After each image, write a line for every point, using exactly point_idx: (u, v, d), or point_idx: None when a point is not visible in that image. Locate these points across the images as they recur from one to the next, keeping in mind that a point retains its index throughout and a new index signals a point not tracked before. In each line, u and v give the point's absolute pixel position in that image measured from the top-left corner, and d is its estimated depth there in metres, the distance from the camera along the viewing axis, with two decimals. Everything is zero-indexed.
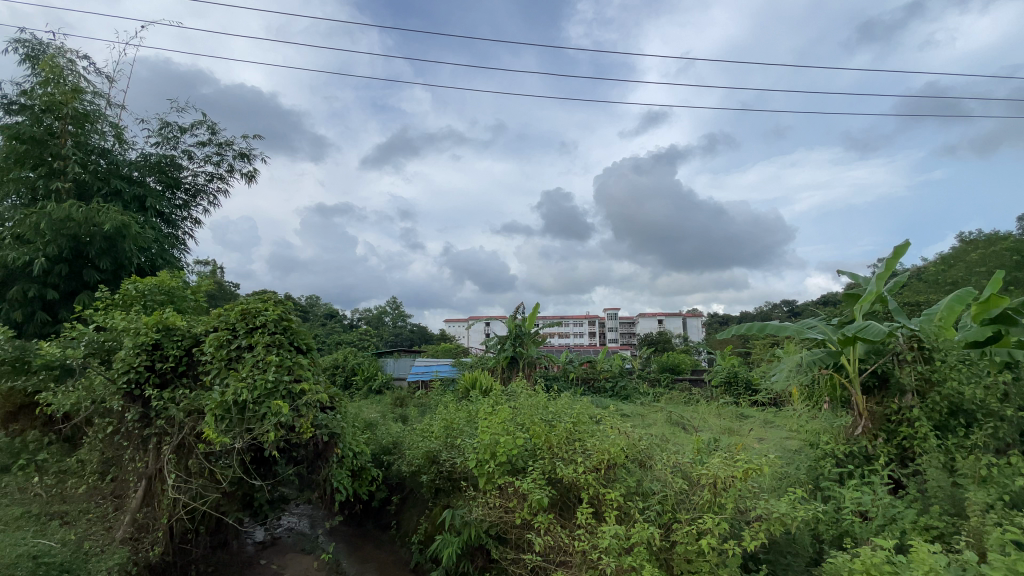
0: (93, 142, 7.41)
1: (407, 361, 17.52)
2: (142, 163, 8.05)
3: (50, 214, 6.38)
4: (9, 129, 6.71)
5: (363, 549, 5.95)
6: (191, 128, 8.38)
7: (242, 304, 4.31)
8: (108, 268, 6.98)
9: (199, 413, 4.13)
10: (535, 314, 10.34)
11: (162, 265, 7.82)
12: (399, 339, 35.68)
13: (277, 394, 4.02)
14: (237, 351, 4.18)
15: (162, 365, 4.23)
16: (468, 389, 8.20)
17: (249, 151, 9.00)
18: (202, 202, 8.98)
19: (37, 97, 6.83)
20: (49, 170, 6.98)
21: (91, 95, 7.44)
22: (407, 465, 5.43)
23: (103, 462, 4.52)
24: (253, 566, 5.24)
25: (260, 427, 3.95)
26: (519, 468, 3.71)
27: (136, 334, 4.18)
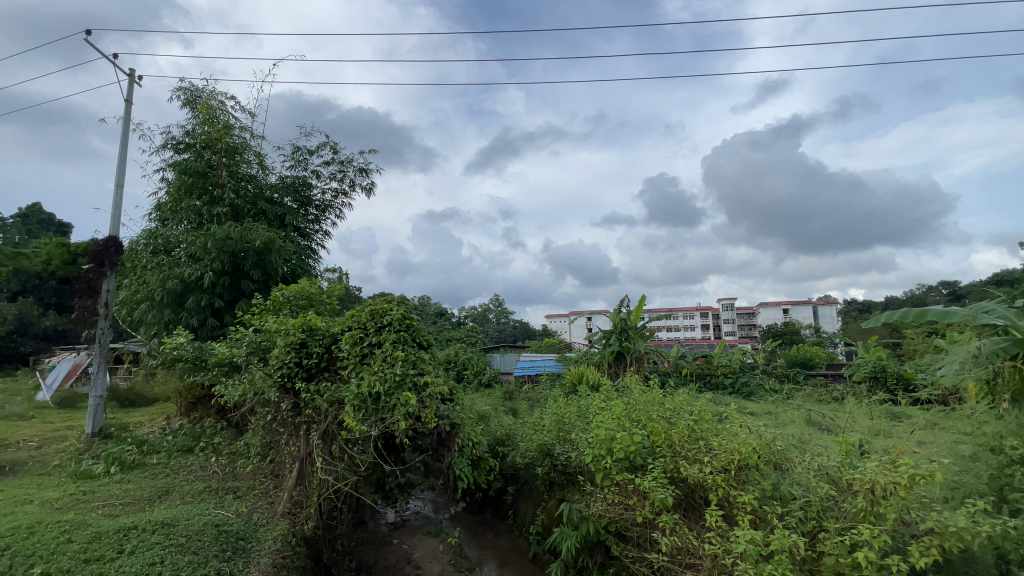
0: (243, 170, 8.60)
1: (513, 356, 17.93)
2: (281, 185, 9.17)
3: (214, 235, 7.53)
4: (180, 166, 8.02)
5: (483, 536, 6.26)
6: (317, 150, 9.36)
7: (370, 306, 4.74)
8: (259, 279, 8.09)
9: (341, 403, 4.59)
10: (642, 306, 10.00)
11: (301, 273, 8.87)
12: (503, 335, 36.70)
13: (405, 386, 4.35)
14: (369, 347, 4.58)
15: (308, 361, 4.77)
16: (576, 384, 8.16)
17: (367, 166, 9.82)
18: (330, 216, 9.98)
19: (198, 136, 8.08)
20: (211, 198, 8.24)
21: (238, 130, 8.64)
22: (522, 457, 5.54)
23: (265, 445, 5.21)
24: (387, 545, 5.72)
25: (392, 416, 4.30)
26: (638, 466, 3.62)
27: (287, 335, 4.78)
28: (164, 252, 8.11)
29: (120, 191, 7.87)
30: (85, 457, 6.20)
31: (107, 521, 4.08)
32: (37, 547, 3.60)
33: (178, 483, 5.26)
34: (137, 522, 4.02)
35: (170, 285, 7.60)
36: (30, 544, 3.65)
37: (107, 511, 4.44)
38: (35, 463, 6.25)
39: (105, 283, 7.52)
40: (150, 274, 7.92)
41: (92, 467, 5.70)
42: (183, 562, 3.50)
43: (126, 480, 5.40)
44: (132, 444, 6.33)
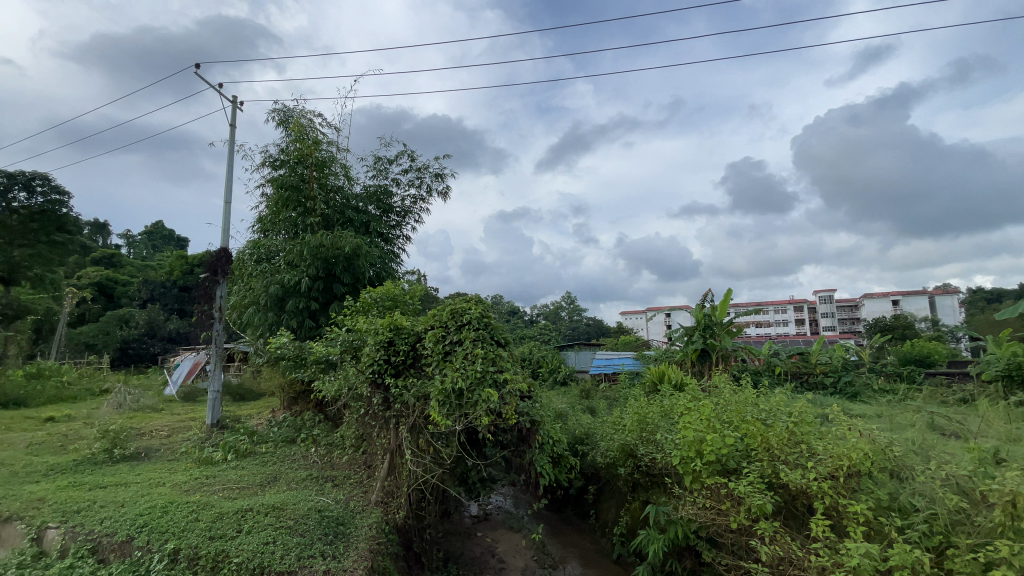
0: (331, 182, 9.25)
1: (589, 355, 17.71)
2: (365, 194, 9.74)
3: (309, 243, 8.20)
4: (278, 181, 8.79)
5: (565, 534, 6.26)
6: (396, 158, 9.83)
7: (451, 305, 4.90)
8: (349, 282, 8.66)
9: (426, 398, 4.80)
10: (727, 301, 9.46)
11: (385, 276, 9.38)
12: (577, 334, 36.38)
13: (486, 382, 4.45)
14: (450, 345, 4.74)
15: (396, 358, 5.03)
16: (657, 383, 7.89)
17: (443, 171, 10.15)
18: (409, 221, 10.45)
19: (291, 153, 8.80)
20: (304, 209, 8.95)
21: (326, 145, 9.29)
22: (603, 456, 5.47)
23: (358, 437, 5.56)
24: (472, 537, 5.88)
25: (474, 412, 4.41)
26: (731, 470, 3.45)
27: (376, 334, 5.07)
28: (266, 260, 8.91)
29: (229, 208, 8.77)
30: (206, 446, 6.97)
31: (226, 503, 4.56)
32: (171, 524, 4.09)
33: (284, 470, 5.78)
34: (252, 505, 4.45)
35: (273, 290, 8.36)
36: (166, 521, 4.16)
37: (226, 495, 4.96)
38: (167, 449, 7.13)
39: (219, 289, 8.41)
40: (255, 281, 8.75)
41: (213, 453, 6.40)
42: (292, 544, 3.83)
43: (240, 467, 6.00)
44: (244, 434, 7.03)
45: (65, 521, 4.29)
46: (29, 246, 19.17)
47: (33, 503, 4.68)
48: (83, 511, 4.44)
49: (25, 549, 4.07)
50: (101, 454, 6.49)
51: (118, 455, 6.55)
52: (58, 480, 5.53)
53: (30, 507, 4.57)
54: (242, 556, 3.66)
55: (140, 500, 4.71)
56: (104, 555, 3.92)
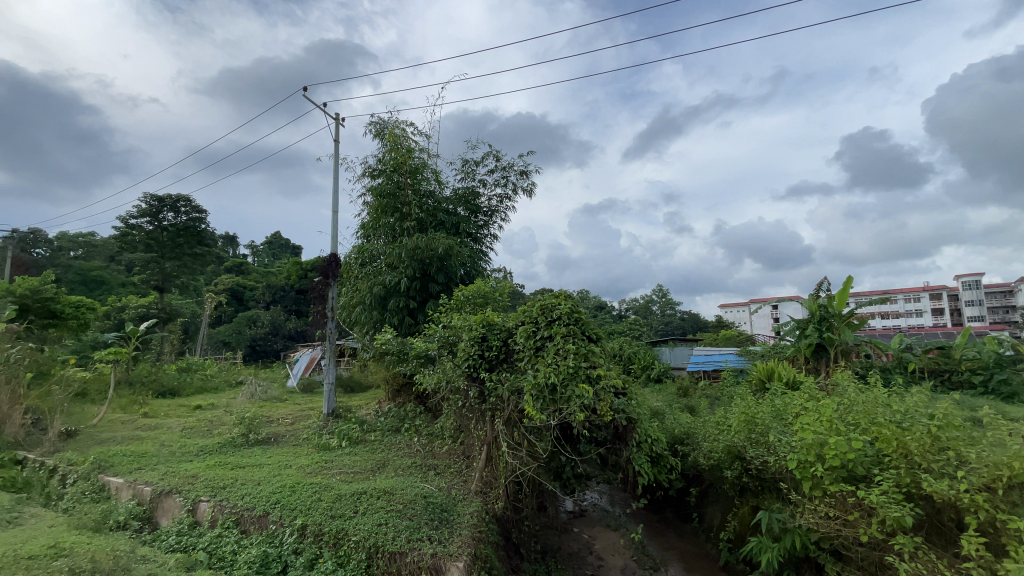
0: (423, 187, 9.73)
1: (685, 351, 16.88)
2: (454, 197, 10.14)
3: (406, 246, 8.73)
4: (377, 189, 9.43)
5: (665, 535, 6.05)
6: (482, 160, 10.09)
7: (541, 301, 4.93)
8: (443, 282, 9.08)
9: (520, 392, 4.88)
10: (846, 290, 8.53)
11: (476, 275, 9.70)
12: (669, 329, 34.82)
13: (578, 377, 4.40)
14: (542, 340, 4.77)
15: (489, 353, 5.15)
16: (764, 381, 7.33)
17: (528, 168, 10.24)
18: (497, 219, 10.68)
19: (387, 162, 9.38)
20: (401, 214, 9.51)
21: (418, 152, 9.78)
22: (705, 458, 5.20)
23: (456, 429, 5.81)
24: (569, 532, 5.89)
25: (568, 408, 4.42)
26: (859, 477, 3.12)
27: (470, 330, 5.25)
28: (368, 263, 9.62)
29: (336, 216, 9.57)
30: (324, 433, 7.70)
31: (343, 486, 5.00)
32: (298, 502, 4.57)
33: (391, 457, 6.21)
34: (365, 489, 4.85)
35: (376, 291, 9.01)
36: (293, 499, 4.65)
37: (343, 478, 5.45)
38: (291, 435, 7.97)
39: (330, 291, 9.21)
40: (360, 282, 9.49)
41: (330, 440, 7.04)
42: (402, 526, 4.12)
43: (353, 453, 6.54)
44: (355, 423, 7.65)
45: (213, 496, 4.95)
46: (176, 259, 22.37)
47: (189, 479, 5.47)
48: (227, 488, 5.11)
49: (184, 517, 4.78)
50: (239, 438, 7.42)
51: (252, 439, 7.45)
52: (207, 460, 6.41)
53: (187, 482, 5.35)
54: (360, 534, 4.00)
55: (272, 480, 5.32)
56: (245, 526, 4.48)
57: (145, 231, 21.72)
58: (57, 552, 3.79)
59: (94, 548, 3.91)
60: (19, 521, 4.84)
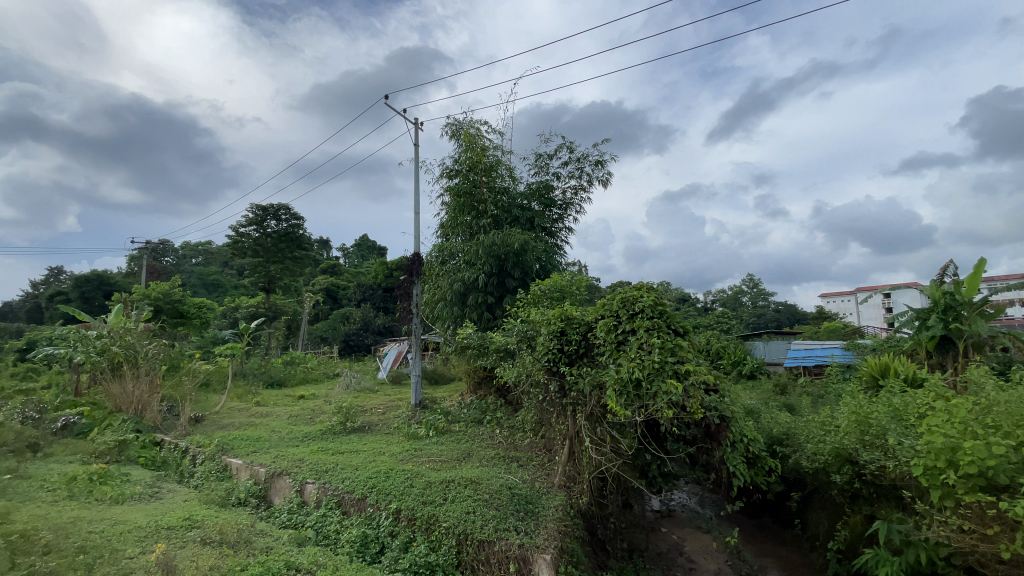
0: (498, 184, 9.84)
1: (781, 345, 15.67)
2: (528, 191, 10.16)
3: (484, 243, 8.90)
4: (454, 188, 9.69)
5: (763, 542, 5.66)
6: (556, 153, 10.00)
7: (622, 294, 4.77)
8: (519, 277, 9.17)
9: (602, 387, 4.76)
10: (979, 274, 7.42)
11: (552, 269, 9.66)
12: (762, 321, 32.45)
13: (664, 373, 4.22)
14: (624, 334, 4.62)
15: (568, 348, 5.07)
16: (877, 379, 6.59)
17: (603, 158, 10.00)
18: (572, 212, 10.55)
19: (463, 162, 9.60)
20: (477, 212, 9.70)
21: (492, 149, 9.90)
22: (809, 461, 4.79)
23: (537, 422, 5.83)
24: (656, 532, 5.69)
25: (654, 404, 4.26)
26: (1002, 487, 2.71)
27: (549, 324, 5.20)
28: (448, 261, 9.93)
29: (417, 217, 9.97)
30: (412, 422, 8.08)
31: (432, 473, 5.22)
32: (392, 488, 4.83)
33: (475, 448, 6.39)
34: (453, 477, 5.02)
35: (456, 287, 9.29)
36: (388, 484, 4.93)
37: (432, 465, 5.70)
38: (383, 424, 8.47)
39: (414, 288, 9.62)
40: (441, 279, 9.82)
41: (418, 429, 7.37)
42: (489, 515, 4.21)
43: (440, 443, 6.81)
44: (440, 414, 7.95)
45: (317, 478, 5.37)
46: (280, 263, 24.72)
47: (296, 463, 5.99)
48: (329, 471, 5.53)
49: (294, 497, 5.25)
50: (337, 426, 8.01)
51: (349, 427, 8.00)
52: (311, 445, 7.00)
53: (294, 465, 5.86)
54: (449, 521, 4.15)
55: (368, 465, 5.68)
56: (346, 508, 4.81)
57: (252, 238, 24.06)
58: (191, 523, 4.31)
59: (220, 521, 4.41)
60: (160, 494, 5.61)
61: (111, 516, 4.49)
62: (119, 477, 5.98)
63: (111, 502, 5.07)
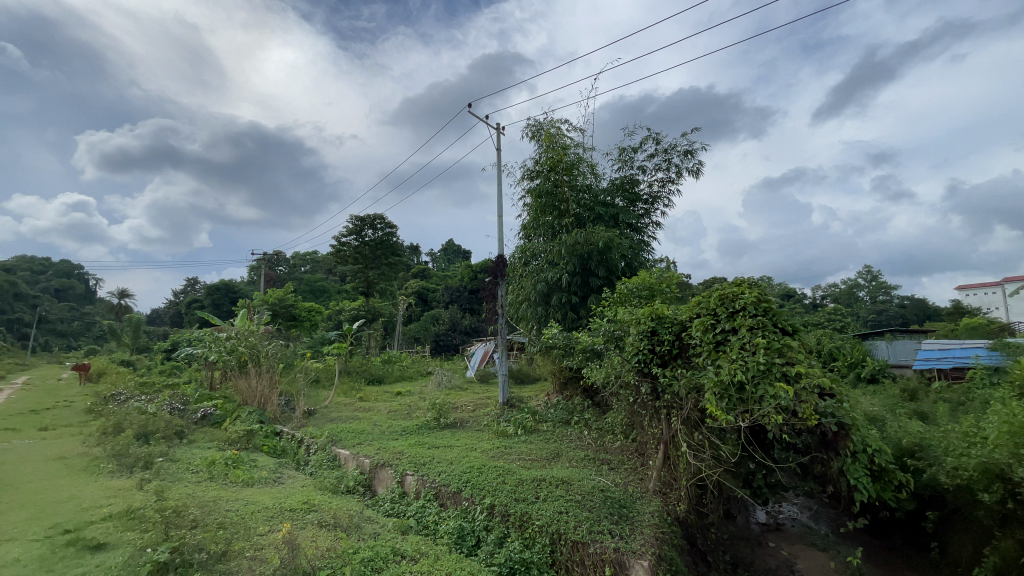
0: (581, 182, 9.73)
1: (908, 345, 13.86)
2: (612, 187, 9.95)
3: (567, 242, 8.86)
4: (536, 189, 9.74)
5: (892, 566, 5.00)
6: (640, 146, 9.69)
7: (720, 290, 4.47)
8: (604, 275, 9.01)
9: (699, 390, 4.50)
10: None
11: (639, 266, 9.37)
12: (882, 318, 28.92)
13: (771, 375, 3.91)
14: (723, 334, 4.34)
15: (661, 349, 4.85)
16: None
17: (692, 147, 9.51)
18: (659, 206, 10.17)
19: (544, 162, 9.61)
20: (559, 212, 9.66)
21: (573, 147, 9.82)
22: (947, 476, 4.19)
23: (628, 425, 5.67)
24: (763, 547, 5.25)
25: (760, 409, 3.95)
26: None
27: (638, 324, 5.00)
28: (531, 261, 10.01)
29: (500, 219, 10.16)
30: (501, 420, 8.24)
31: (523, 472, 5.28)
32: (485, 483, 4.96)
33: (564, 448, 6.37)
34: (544, 476, 5.05)
35: (539, 287, 9.32)
36: (481, 480, 5.07)
37: (523, 464, 5.78)
38: (474, 421, 8.74)
39: (499, 289, 9.80)
40: (525, 280, 9.91)
41: (507, 428, 7.49)
42: (583, 517, 4.17)
43: (529, 441, 6.87)
44: (528, 413, 8.02)
45: (415, 471, 5.66)
46: (377, 269, 26.46)
47: (396, 455, 6.36)
48: (426, 465, 5.80)
49: (396, 488, 5.58)
50: (432, 421, 8.39)
51: (443, 423, 8.35)
52: (408, 439, 7.40)
53: (395, 457, 6.24)
54: (543, 520, 4.17)
55: (462, 460, 5.89)
56: (443, 500, 5.03)
57: (352, 247, 25.98)
58: (309, 507, 4.75)
59: (333, 506, 4.82)
60: (282, 479, 6.25)
61: (244, 497, 5.09)
62: (249, 463, 6.76)
63: (243, 484, 5.75)
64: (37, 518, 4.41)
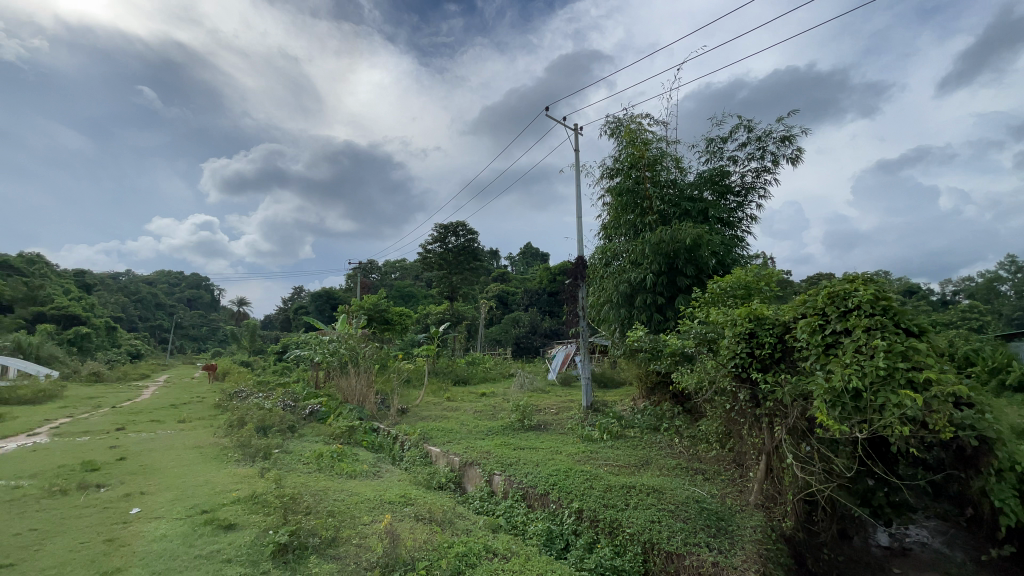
0: (665, 177, 9.38)
1: None
2: (700, 181, 9.46)
3: (650, 241, 8.56)
4: (617, 188, 9.54)
5: None
6: (730, 135, 9.13)
7: (829, 288, 4.08)
8: (693, 274, 8.58)
9: (807, 398, 4.11)
10: None
11: (732, 264, 8.80)
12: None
13: (893, 382, 3.50)
14: (834, 336, 3.94)
15: (761, 352, 4.51)
16: None
17: (790, 132, 8.79)
18: (753, 198, 9.50)
19: (625, 160, 9.40)
20: (642, 210, 9.37)
21: (656, 141, 9.49)
22: None
23: (724, 433, 5.35)
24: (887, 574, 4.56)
25: (881, 420, 3.53)
26: None
27: (734, 325, 4.69)
28: (612, 262, 9.75)
29: (580, 220, 10.06)
30: (586, 424, 8.14)
31: (611, 478, 5.17)
32: (573, 487, 4.92)
33: (654, 456, 6.16)
34: (634, 483, 4.90)
35: (623, 288, 9.11)
36: (568, 484, 5.05)
37: (611, 469, 5.66)
38: (558, 424, 8.72)
39: (580, 292, 9.70)
40: (607, 281, 9.71)
41: (592, 432, 7.37)
42: (677, 528, 4.00)
43: (616, 447, 6.70)
44: (614, 417, 7.86)
45: (502, 471, 5.76)
46: (460, 274, 27.37)
47: (483, 455, 6.51)
48: (513, 465, 5.88)
49: (484, 486, 5.71)
50: (516, 423, 8.49)
51: (527, 424, 8.42)
52: (494, 439, 7.56)
53: (482, 457, 6.39)
54: (634, 527, 4.06)
55: (548, 463, 5.90)
56: (531, 502, 5.06)
57: (437, 253, 27.18)
58: (406, 500, 5.02)
59: (428, 501, 5.04)
60: (381, 473, 6.66)
61: (348, 488, 5.50)
62: (351, 456, 7.29)
63: (347, 476, 6.22)
64: (181, 499, 5.10)
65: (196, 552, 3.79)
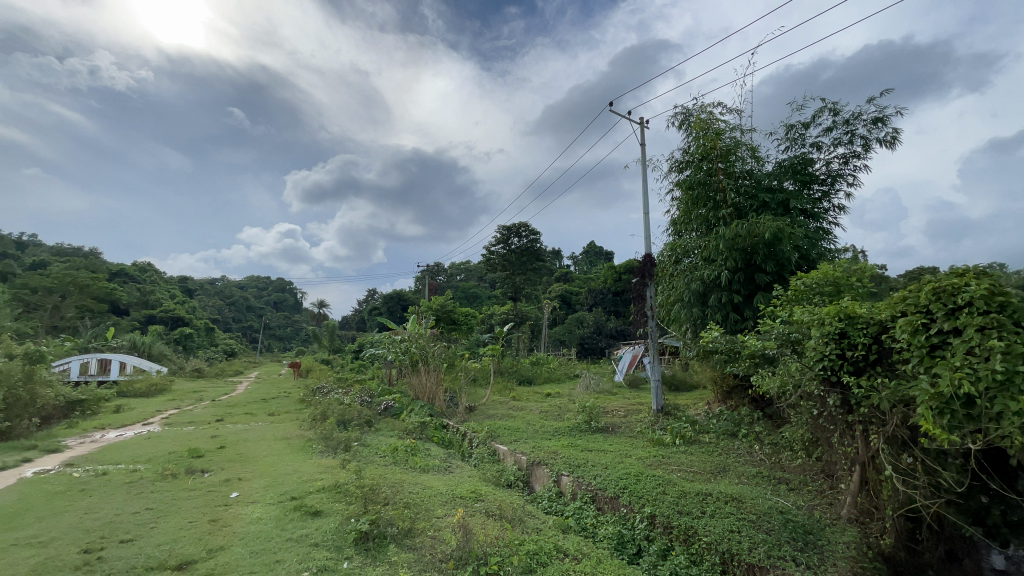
0: (740, 168, 8.89)
1: None
2: (779, 170, 8.87)
3: (724, 236, 8.15)
4: (687, 181, 9.17)
5: None
6: (813, 120, 8.48)
7: (933, 283, 3.67)
8: (772, 271, 8.08)
9: (909, 404, 3.73)
10: None
11: (817, 258, 8.25)
12: None
13: (1016, 388, 3.09)
14: (941, 336, 3.55)
15: (853, 354, 4.16)
16: None
17: (884, 113, 8.02)
18: (841, 186, 8.77)
19: (695, 152, 9.02)
20: (715, 203, 8.94)
21: (729, 131, 9.02)
22: None
23: (810, 441, 4.99)
24: None
25: (999, 430, 3.16)
26: None
27: (821, 325, 4.35)
28: (682, 260, 9.37)
29: (648, 217, 9.77)
30: (656, 428, 7.89)
31: (686, 484, 4.98)
32: (644, 492, 4.80)
33: (732, 463, 5.86)
34: (711, 491, 4.69)
35: (694, 287, 8.75)
36: (639, 488, 4.92)
37: (684, 475, 5.45)
38: (626, 427, 8.52)
39: (648, 291, 9.43)
40: (677, 279, 9.36)
41: (663, 436, 7.12)
42: (758, 539, 3.78)
43: (689, 452, 6.45)
44: (687, 422, 7.56)
45: (571, 472, 5.73)
46: (524, 274, 27.59)
47: (551, 455, 6.50)
48: (581, 467, 5.83)
49: (552, 486, 5.71)
50: (583, 424, 8.41)
51: (594, 426, 8.31)
52: (561, 439, 7.54)
53: (550, 457, 6.39)
54: (711, 537, 3.88)
55: (617, 466, 5.78)
56: (601, 504, 4.99)
57: (501, 254, 27.55)
58: (477, 496, 5.12)
59: (498, 498, 5.12)
60: (452, 468, 6.86)
61: (422, 481, 5.72)
62: (424, 451, 7.56)
63: (420, 470, 6.47)
64: (274, 485, 5.54)
65: (288, 535, 4.10)
